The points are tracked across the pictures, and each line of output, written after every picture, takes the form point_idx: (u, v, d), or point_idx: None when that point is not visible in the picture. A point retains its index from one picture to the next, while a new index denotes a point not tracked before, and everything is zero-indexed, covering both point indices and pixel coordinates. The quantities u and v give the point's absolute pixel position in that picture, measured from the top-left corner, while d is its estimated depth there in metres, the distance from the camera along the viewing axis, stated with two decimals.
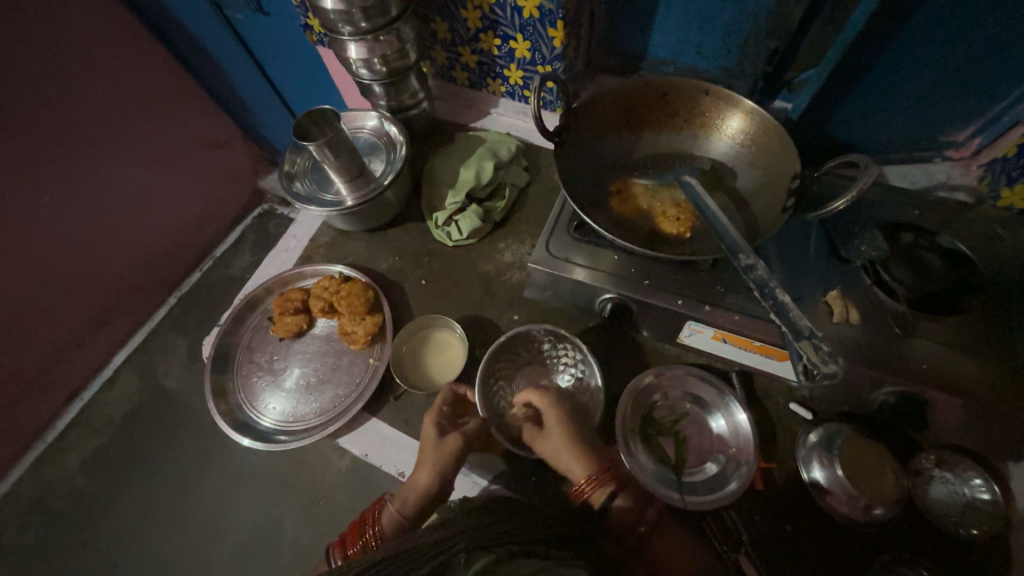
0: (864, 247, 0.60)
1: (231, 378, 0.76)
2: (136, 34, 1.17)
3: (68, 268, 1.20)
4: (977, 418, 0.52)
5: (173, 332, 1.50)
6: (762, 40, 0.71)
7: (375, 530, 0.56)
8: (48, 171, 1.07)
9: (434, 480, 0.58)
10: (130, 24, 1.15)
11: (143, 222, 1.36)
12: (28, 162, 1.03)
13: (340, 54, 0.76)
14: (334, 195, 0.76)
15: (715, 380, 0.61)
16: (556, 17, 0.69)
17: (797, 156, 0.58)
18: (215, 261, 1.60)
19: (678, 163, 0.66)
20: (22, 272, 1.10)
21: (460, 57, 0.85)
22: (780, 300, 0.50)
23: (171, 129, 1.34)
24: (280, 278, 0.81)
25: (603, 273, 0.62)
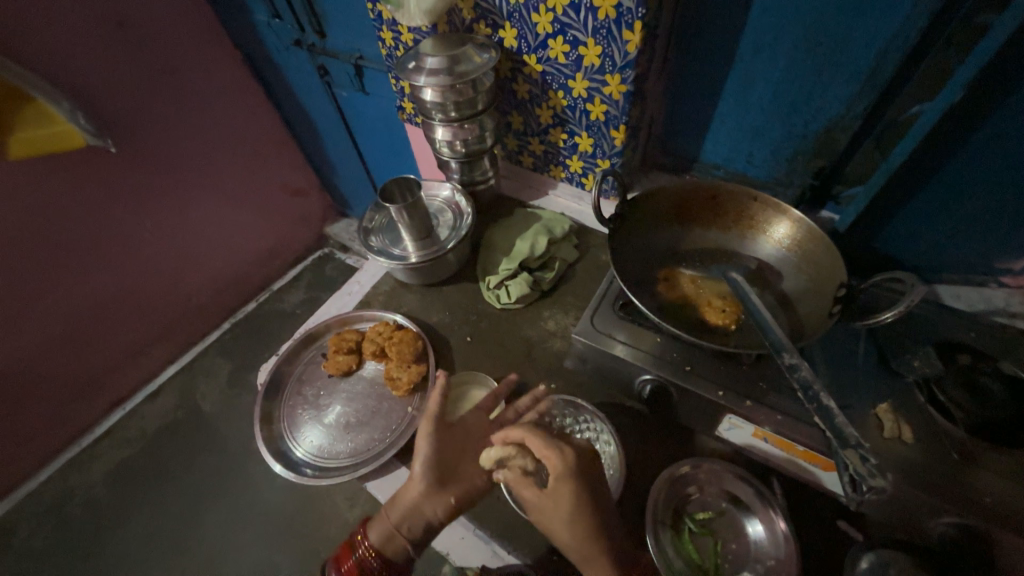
0: (917, 362, 0.60)
1: (278, 406, 0.80)
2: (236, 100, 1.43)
3: (139, 284, 1.38)
4: None
5: (220, 356, 1.65)
6: (810, 158, 0.77)
7: (367, 546, 0.57)
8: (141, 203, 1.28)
9: (425, 502, 0.57)
10: (232, 92, 1.43)
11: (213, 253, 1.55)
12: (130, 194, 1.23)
13: (429, 134, 0.89)
14: (402, 251, 0.85)
15: (757, 485, 0.59)
16: (620, 122, 0.79)
17: (843, 265, 0.59)
18: (270, 294, 1.81)
19: (725, 258, 0.69)
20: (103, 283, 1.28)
21: (528, 145, 0.96)
22: (823, 403, 0.49)
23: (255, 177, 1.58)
24: (340, 318, 0.87)
25: (644, 353, 0.64)
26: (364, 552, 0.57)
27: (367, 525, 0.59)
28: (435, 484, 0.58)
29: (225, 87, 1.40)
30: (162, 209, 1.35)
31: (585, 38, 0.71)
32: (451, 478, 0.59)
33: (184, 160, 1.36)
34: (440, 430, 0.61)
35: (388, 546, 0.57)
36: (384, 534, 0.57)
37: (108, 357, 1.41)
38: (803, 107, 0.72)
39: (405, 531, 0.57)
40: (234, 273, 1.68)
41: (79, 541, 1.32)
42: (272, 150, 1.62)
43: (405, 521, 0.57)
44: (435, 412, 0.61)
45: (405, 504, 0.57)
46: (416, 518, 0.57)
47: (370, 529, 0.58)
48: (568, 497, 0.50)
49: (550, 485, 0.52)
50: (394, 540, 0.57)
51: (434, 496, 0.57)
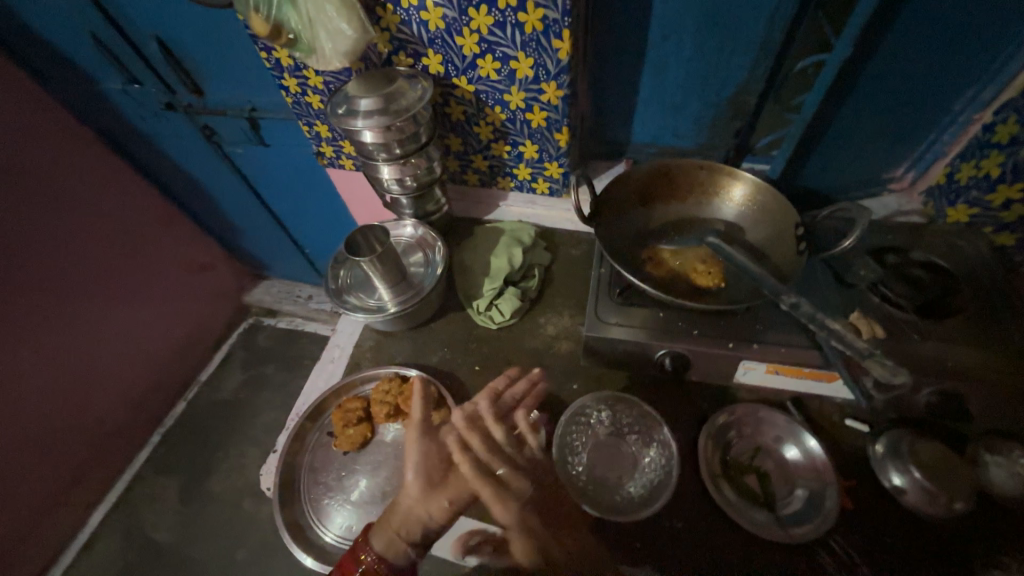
0: (862, 271, 0.71)
1: (296, 505, 0.72)
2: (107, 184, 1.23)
3: (38, 427, 1.15)
4: (1000, 398, 0.59)
5: (161, 474, 1.45)
6: (726, 122, 0.87)
7: (370, 557, 0.57)
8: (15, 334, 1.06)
9: (419, 504, 0.61)
10: (95, 177, 1.22)
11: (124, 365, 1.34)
12: None
13: (373, 175, 0.85)
14: (378, 300, 0.81)
15: (782, 412, 0.67)
16: (561, 124, 0.82)
17: (793, 209, 0.69)
18: (201, 386, 1.61)
19: (694, 226, 0.76)
20: None
21: (471, 163, 0.96)
22: (830, 327, 0.58)
23: (149, 265, 1.39)
24: (335, 390, 0.80)
25: (654, 329, 0.68)
26: (367, 562, 0.57)
27: (368, 536, 0.59)
28: (428, 488, 0.63)
29: (83, 173, 1.20)
30: (43, 333, 1.13)
31: (515, 53, 0.73)
32: (442, 482, 0.64)
33: (55, 269, 1.15)
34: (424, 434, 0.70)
35: (392, 552, 0.58)
36: (387, 539, 0.59)
37: (17, 526, 1.15)
38: (713, 79, 0.81)
39: (406, 535, 0.59)
40: (153, 378, 1.46)
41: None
42: (160, 229, 1.42)
43: (406, 523, 0.60)
44: (417, 419, 0.71)
45: (402, 509, 0.61)
46: (416, 521, 0.60)
47: (370, 540, 0.59)
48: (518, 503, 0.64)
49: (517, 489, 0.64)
50: (396, 545, 0.58)
51: (427, 499, 0.62)
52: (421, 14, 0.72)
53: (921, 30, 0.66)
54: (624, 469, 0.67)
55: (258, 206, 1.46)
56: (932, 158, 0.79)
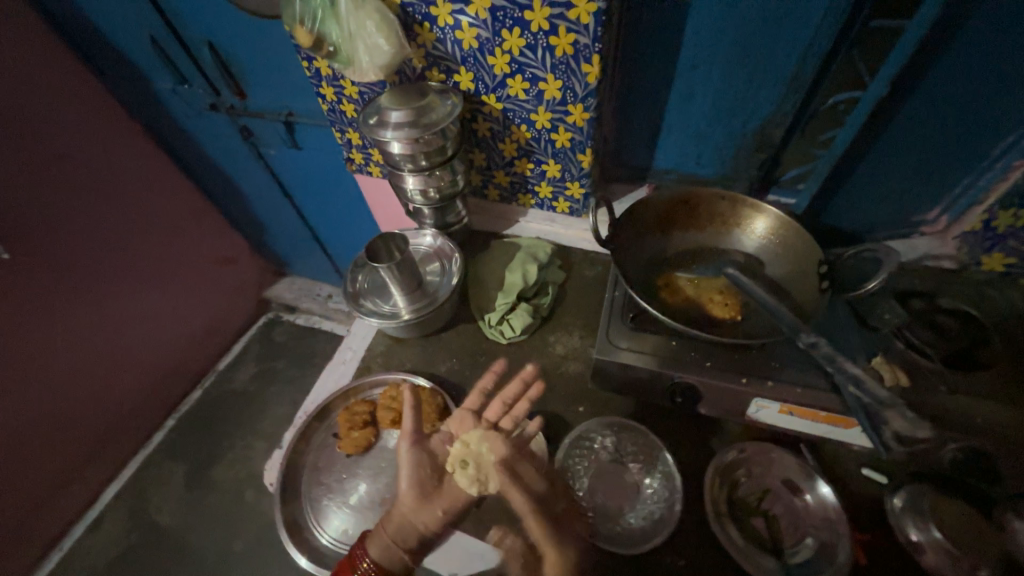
0: (886, 314, 0.68)
1: (294, 504, 0.73)
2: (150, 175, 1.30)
3: (62, 404, 1.19)
4: None
5: (171, 458, 1.48)
6: (752, 154, 0.86)
7: (367, 564, 0.57)
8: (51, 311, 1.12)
9: (415, 514, 0.61)
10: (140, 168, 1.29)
11: (147, 350, 1.39)
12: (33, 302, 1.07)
13: (398, 184, 0.87)
14: (393, 307, 0.82)
15: (794, 455, 0.64)
16: (585, 146, 0.83)
17: (818, 246, 0.67)
18: (217, 376, 1.64)
19: (713, 256, 0.75)
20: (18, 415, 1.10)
21: (494, 178, 0.98)
22: (853, 373, 0.54)
23: (182, 255, 1.44)
24: (343, 392, 0.81)
25: (664, 358, 0.68)
26: (364, 566, 0.57)
27: (366, 541, 0.59)
28: (422, 499, 0.61)
29: (126, 164, 1.26)
30: (78, 312, 1.18)
31: (545, 75, 0.74)
32: (436, 491, 0.63)
33: (95, 254, 1.20)
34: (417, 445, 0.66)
35: (388, 560, 0.58)
36: (384, 547, 0.58)
37: (31, 497, 1.19)
38: (741, 110, 0.81)
39: (403, 544, 0.59)
40: (173, 363, 1.50)
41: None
42: (191, 220, 1.47)
43: (401, 532, 0.60)
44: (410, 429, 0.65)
45: (396, 518, 0.60)
46: (412, 529, 0.60)
47: (368, 546, 0.59)
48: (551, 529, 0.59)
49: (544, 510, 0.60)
50: (394, 554, 0.58)
51: (423, 509, 0.61)
52: (455, 34, 0.74)
53: (960, 73, 0.65)
54: (627, 498, 0.66)
55: (286, 205, 1.51)
56: (968, 204, 0.76)
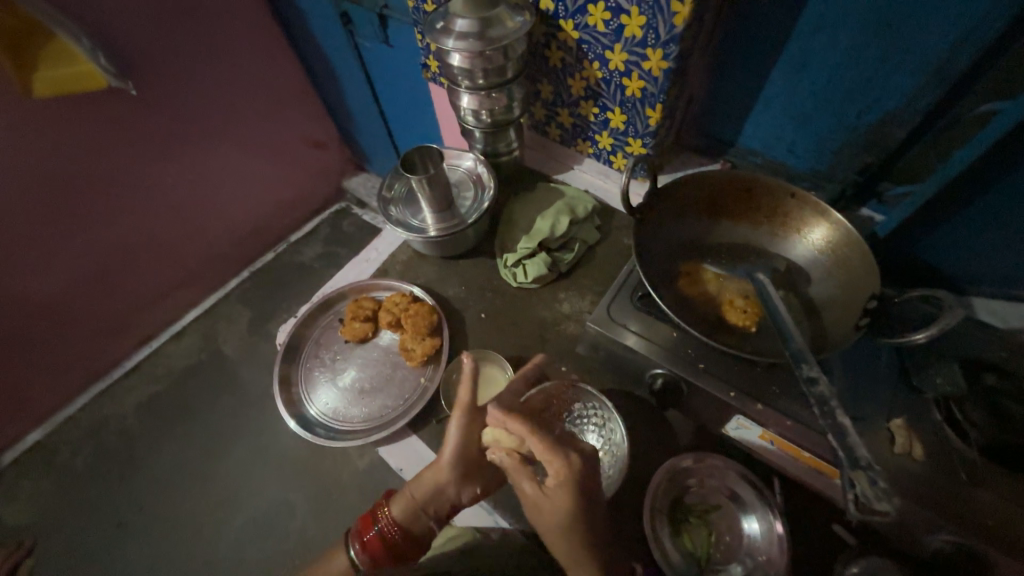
0: (941, 379, 0.57)
1: (296, 369, 0.83)
2: (258, 43, 1.38)
3: (162, 231, 1.41)
4: None
5: (238, 303, 1.72)
6: (858, 153, 0.72)
7: (389, 520, 0.63)
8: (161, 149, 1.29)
9: (452, 489, 0.63)
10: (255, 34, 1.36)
11: (233, 206, 1.57)
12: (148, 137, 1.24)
13: (454, 101, 0.85)
14: (420, 222, 0.84)
15: (759, 484, 0.60)
16: (657, 100, 0.74)
17: (878, 276, 0.56)
18: (288, 246, 1.82)
19: (754, 257, 0.66)
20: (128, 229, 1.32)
21: (557, 117, 0.92)
22: (837, 421, 0.46)
23: (276, 128, 1.55)
24: (358, 286, 0.88)
25: (655, 345, 0.64)
26: (385, 526, 0.63)
27: (391, 500, 0.65)
28: (463, 476, 0.63)
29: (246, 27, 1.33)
30: (184, 157, 1.35)
31: (629, 7, 0.66)
32: (478, 470, 0.64)
33: (205, 109, 1.33)
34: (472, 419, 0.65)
35: (413, 525, 0.63)
36: (410, 514, 0.63)
37: (132, 298, 1.47)
38: (858, 96, 0.67)
39: (431, 510, 0.63)
40: (253, 225, 1.68)
41: (115, 464, 1.45)
42: (294, 98, 1.56)
43: (433, 501, 0.63)
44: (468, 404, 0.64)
45: (430, 489, 0.63)
46: (443, 500, 0.63)
47: (393, 505, 0.64)
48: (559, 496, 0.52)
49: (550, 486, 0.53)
50: (419, 519, 0.63)
51: (461, 485, 0.63)
52: None
53: None
54: None
55: (371, 101, 1.54)
56: None
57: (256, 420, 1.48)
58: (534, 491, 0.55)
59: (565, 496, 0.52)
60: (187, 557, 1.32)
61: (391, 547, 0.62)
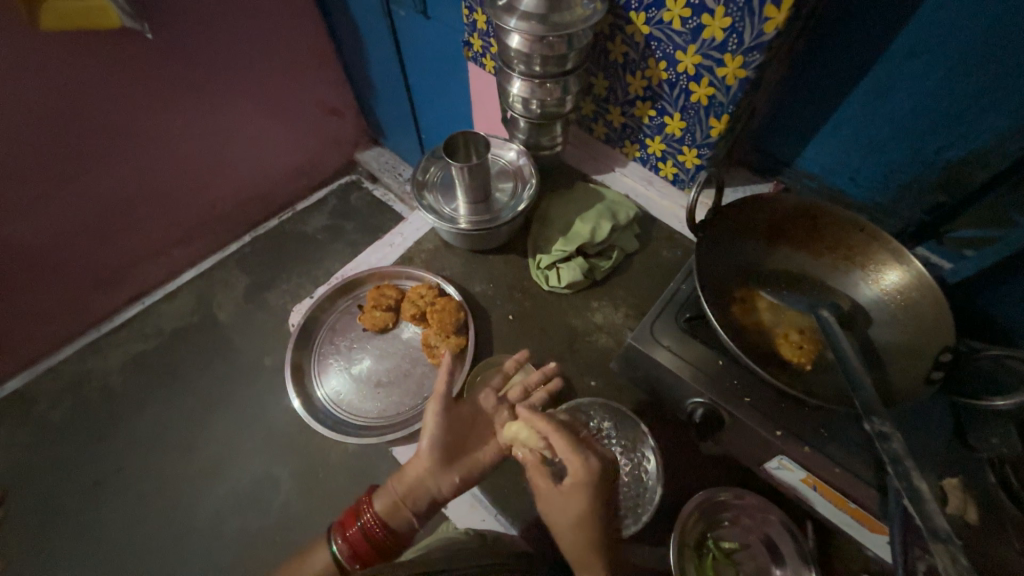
0: (993, 435, 0.54)
1: (307, 354, 0.78)
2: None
3: (164, 185, 1.34)
4: None
5: (237, 268, 1.65)
6: (928, 190, 0.68)
7: (371, 515, 0.56)
8: (171, 100, 1.21)
9: (431, 478, 0.58)
10: None
11: (241, 167, 1.50)
12: (158, 85, 1.16)
13: (503, 86, 0.80)
14: (453, 211, 0.79)
15: (795, 530, 0.57)
16: (724, 110, 0.70)
17: (952, 328, 0.54)
18: (293, 215, 1.75)
19: (814, 290, 0.63)
20: (129, 180, 1.25)
21: (606, 114, 0.86)
22: (912, 484, 0.43)
23: (293, 91, 1.47)
24: (380, 272, 0.83)
25: (698, 371, 0.60)
26: (368, 520, 0.56)
27: (374, 494, 0.59)
28: (443, 463, 0.58)
29: None
30: (196, 110, 1.27)
31: (714, 6, 0.61)
32: (458, 457, 0.60)
33: (221, 61, 1.25)
34: (449, 406, 0.61)
35: (394, 517, 0.57)
36: (390, 504, 0.57)
37: (127, 251, 1.40)
38: (941, 131, 0.63)
39: (411, 504, 0.58)
40: (261, 189, 1.62)
41: (95, 420, 1.40)
42: (314, 60, 1.47)
43: (413, 492, 0.58)
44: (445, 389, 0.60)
45: (410, 477, 0.58)
46: (424, 490, 0.58)
47: (375, 499, 0.58)
48: (578, 500, 0.52)
49: (568, 487, 0.53)
50: (399, 513, 0.57)
51: (440, 473, 0.58)
52: None
53: None
54: None
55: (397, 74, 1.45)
56: None
57: (246, 390, 1.43)
58: (548, 487, 0.57)
59: (583, 498, 0.52)
60: (163, 523, 1.27)
61: (376, 546, 0.55)
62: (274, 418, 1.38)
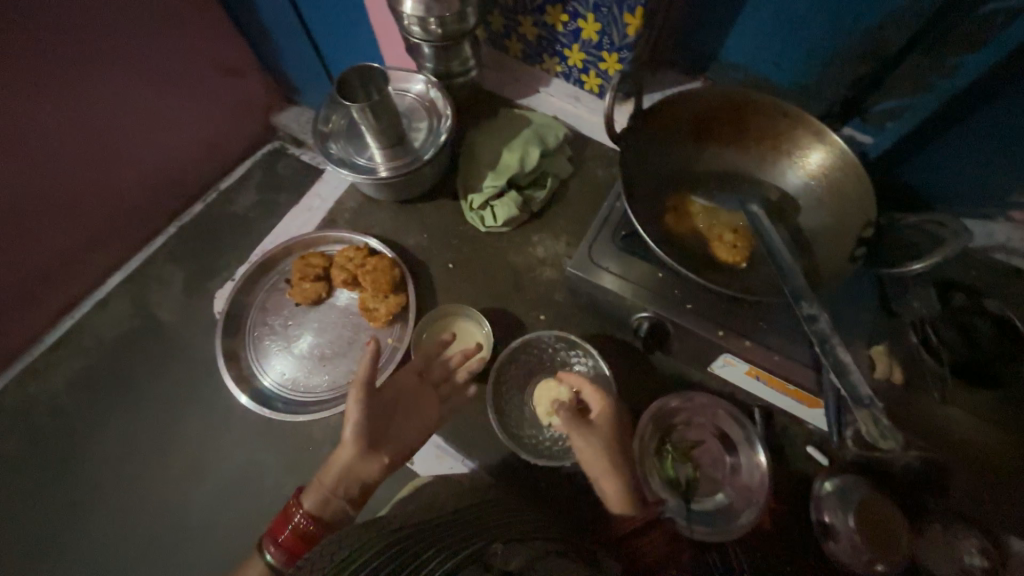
0: (916, 303, 0.56)
1: (242, 341, 0.74)
2: None
3: None
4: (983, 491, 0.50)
5: (172, 263, 1.35)
6: (850, 65, 0.66)
7: (301, 513, 0.55)
8: None
9: (359, 465, 0.56)
10: None
11: None
12: None
13: (393, 5, 0.69)
14: (368, 160, 0.72)
15: (744, 418, 0.60)
16: (636, 3, 0.63)
17: (875, 203, 0.54)
18: (219, 194, 1.40)
19: (745, 187, 0.61)
20: None
21: (518, 27, 0.78)
22: (839, 359, 0.45)
23: None
24: (303, 241, 0.77)
25: (639, 287, 0.59)
26: (298, 521, 0.55)
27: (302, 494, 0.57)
28: (369, 447, 0.56)
29: None
30: None
31: None
32: (385, 438, 0.58)
33: None
34: (369, 390, 0.57)
35: (326, 511, 0.56)
36: (320, 500, 0.56)
37: (33, 268, 1.13)
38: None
39: (342, 495, 0.56)
40: (175, 170, 1.28)
41: (32, 466, 1.20)
42: None
43: (342, 482, 0.56)
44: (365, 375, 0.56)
45: (336, 470, 0.56)
46: (354, 478, 0.56)
47: (303, 497, 0.56)
48: (608, 426, 0.58)
49: (600, 418, 0.59)
50: (331, 505, 0.56)
51: (368, 458, 0.56)
52: None
53: None
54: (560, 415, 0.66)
55: (296, 28, 1.13)
56: None
57: (210, 399, 1.23)
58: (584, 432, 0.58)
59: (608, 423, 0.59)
60: (150, 556, 1.13)
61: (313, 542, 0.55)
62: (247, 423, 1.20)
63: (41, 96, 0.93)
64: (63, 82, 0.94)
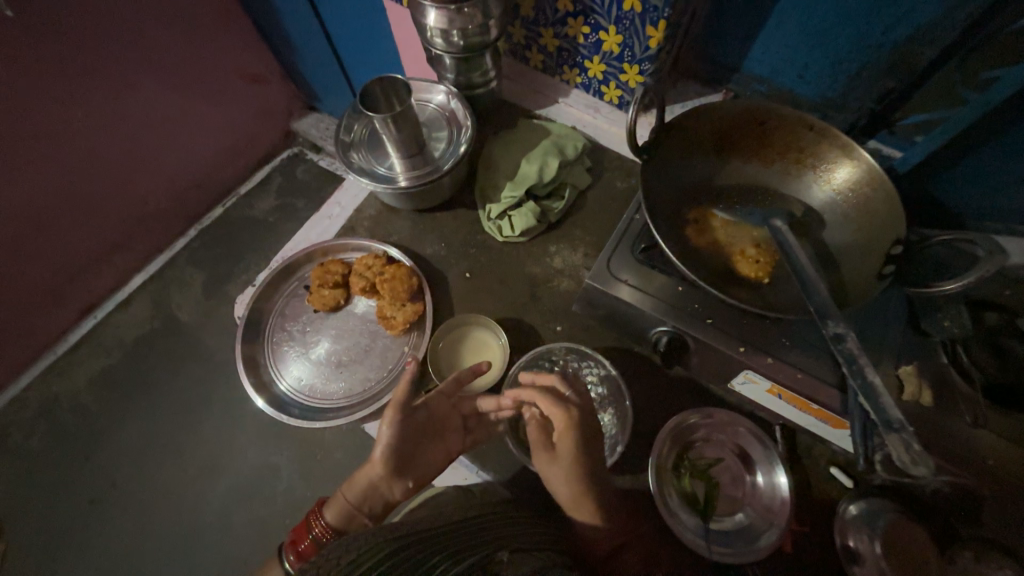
0: (947, 322, 0.54)
1: (261, 346, 0.74)
2: None
3: None
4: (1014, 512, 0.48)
5: (190, 265, 1.39)
6: (878, 77, 0.65)
7: (321, 526, 0.56)
8: None
9: (384, 484, 0.58)
10: None
11: None
12: None
13: (417, 19, 0.70)
14: (388, 170, 0.73)
15: (764, 435, 0.59)
16: (660, 16, 0.63)
17: (904, 218, 0.52)
18: (238, 199, 1.44)
19: (767, 201, 0.61)
20: None
21: (539, 39, 0.79)
22: (867, 380, 0.44)
23: None
24: (323, 248, 0.78)
25: (658, 301, 0.58)
26: (319, 531, 0.56)
27: (324, 506, 0.58)
28: (396, 471, 0.58)
29: None
30: None
31: None
32: (410, 463, 0.58)
33: None
34: (403, 416, 0.58)
35: (348, 525, 0.57)
36: (343, 515, 0.57)
37: (61, 267, 1.16)
38: (889, 11, 0.58)
39: (365, 510, 0.57)
40: (196, 173, 1.31)
41: (56, 461, 1.23)
42: None
43: (367, 498, 0.58)
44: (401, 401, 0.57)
45: (361, 486, 0.58)
46: (378, 496, 0.58)
47: (325, 509, 0.58)
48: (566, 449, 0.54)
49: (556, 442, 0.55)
50: (353, 519, 0.57)
51: (393, 480, 0.58)
52: None
53: None
54: None
55: (320, 39, 1.15)
56: None
57: (227, 399, 1.24)
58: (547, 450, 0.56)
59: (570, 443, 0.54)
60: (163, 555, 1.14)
61: None
62: (264, 424, 1.20)
63: (74, 103, 0.96)
64: (95, 89, 0.97)
